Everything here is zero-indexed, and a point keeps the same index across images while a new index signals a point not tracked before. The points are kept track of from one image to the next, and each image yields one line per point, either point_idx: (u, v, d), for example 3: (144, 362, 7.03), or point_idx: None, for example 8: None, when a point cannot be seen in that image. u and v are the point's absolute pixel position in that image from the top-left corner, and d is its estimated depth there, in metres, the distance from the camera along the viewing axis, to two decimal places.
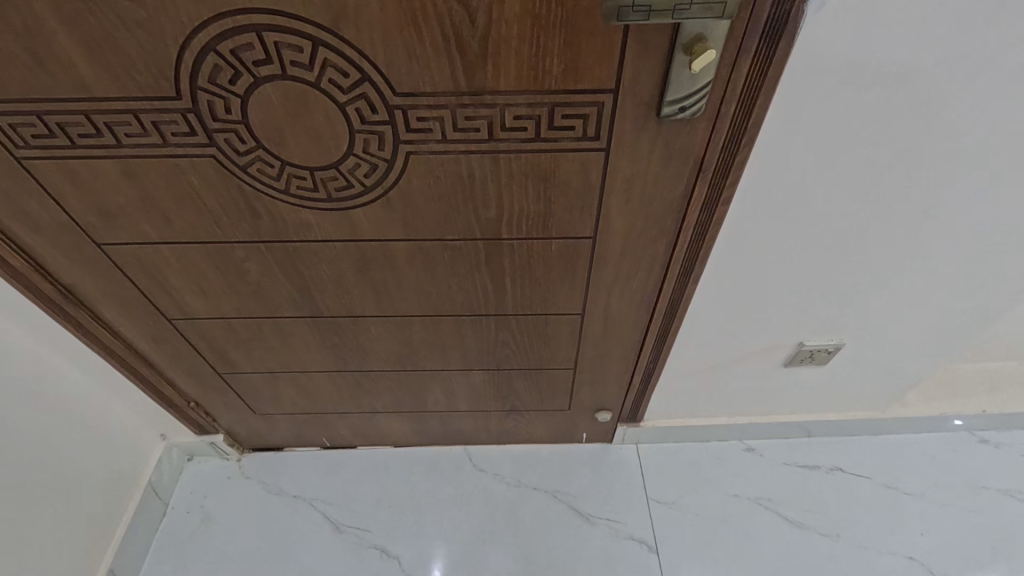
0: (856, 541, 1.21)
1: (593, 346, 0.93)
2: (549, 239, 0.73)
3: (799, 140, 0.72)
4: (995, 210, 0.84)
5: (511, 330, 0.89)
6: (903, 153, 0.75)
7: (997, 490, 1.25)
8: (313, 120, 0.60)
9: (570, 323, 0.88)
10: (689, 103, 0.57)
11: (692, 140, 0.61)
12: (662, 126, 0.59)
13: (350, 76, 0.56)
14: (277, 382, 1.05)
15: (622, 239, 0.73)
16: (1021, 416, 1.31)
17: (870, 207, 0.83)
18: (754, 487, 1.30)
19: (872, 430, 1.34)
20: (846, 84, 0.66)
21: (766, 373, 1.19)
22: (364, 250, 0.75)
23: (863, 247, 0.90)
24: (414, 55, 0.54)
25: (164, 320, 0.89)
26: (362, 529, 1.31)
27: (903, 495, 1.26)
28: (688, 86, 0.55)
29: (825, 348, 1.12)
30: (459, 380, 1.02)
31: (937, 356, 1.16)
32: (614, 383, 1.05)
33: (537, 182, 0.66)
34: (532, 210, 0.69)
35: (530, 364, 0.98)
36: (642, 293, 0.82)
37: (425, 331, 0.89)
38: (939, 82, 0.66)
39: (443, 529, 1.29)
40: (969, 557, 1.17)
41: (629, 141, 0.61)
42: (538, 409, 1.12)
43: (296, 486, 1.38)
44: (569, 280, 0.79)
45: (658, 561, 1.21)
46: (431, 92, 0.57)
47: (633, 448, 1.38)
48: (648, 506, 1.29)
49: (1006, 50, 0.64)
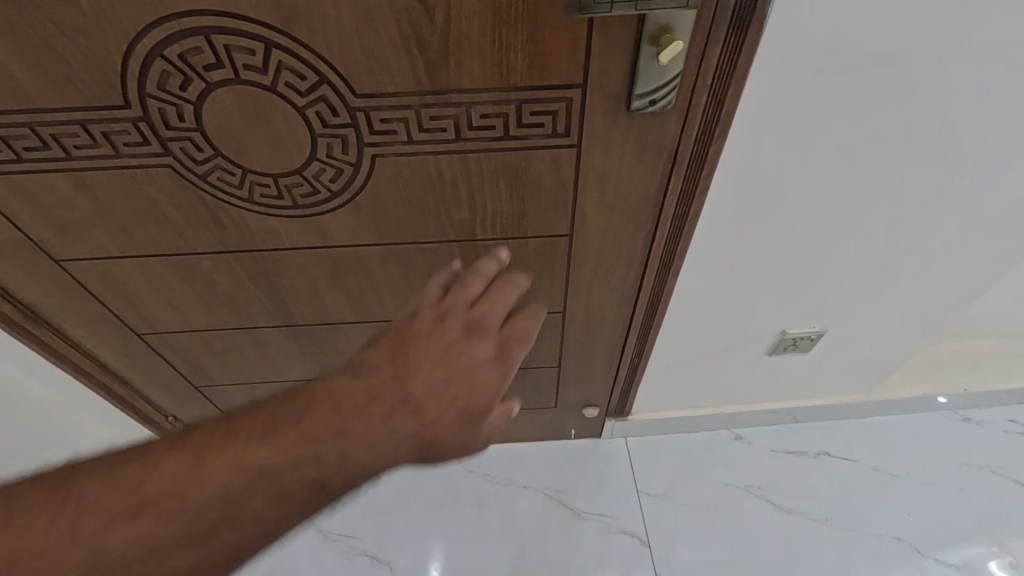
0: (842, 524, 1.22)
1: (576, 344, 0.92)
2: (525, 238, 0.72)
3: (772, 129, 0.72)
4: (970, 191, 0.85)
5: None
6: (877, 139, 0.75)
7: (982, 467, 1.26)
8: (272, 125, 0.58)
9: (551, 321, 0.87)
10: (659, 96, 0.56)
11: (663, 132, 0.60)
12: (633, 119, 0.58)
13: (307, 79, 0.54)
14: (257, 392, 1.03)
15: (598, 235, 0.72)
16: (1003, 392, 1.32)
17: (846, 193, 0.83)
18: (744, 475, 1.30)
19: (859, 414, 1.35)
20: (817, 72, 0.66)
21: (750, 361, 1.19)
22: (336, 256, 0.73)
23: (841, 233, 0.90)
24: (374, 54, 0.52)
25: (133, 335, 0.87)
26: (351, 537, 1.29)
27: (892, 477, 1.27)
28: (657, 79, 0.54)
29: (807, 336, 1.12)
30: None
31: (918, 337, 1.17)
32: (599, 380, 1.04)
33: (509, 180, 0.64)
34: (506, 210, 0.68)
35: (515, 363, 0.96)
36: (622, 288, 0.81)
37: None
38: (908, 66, 0.66)
39: (434, 532, 1.29)
40: (956, 535, 1.18)
41: (600, 136, 0.60)
42: (524, 408, 1.11)
43: None
44: (548, 278, 0.79)
45: (650, 553, 1.21)
46: (393, 93, 0.55)
47: (622, 441, 1.38)
48: (638, 500, 1.28)
49: (973, 33, 0.64)
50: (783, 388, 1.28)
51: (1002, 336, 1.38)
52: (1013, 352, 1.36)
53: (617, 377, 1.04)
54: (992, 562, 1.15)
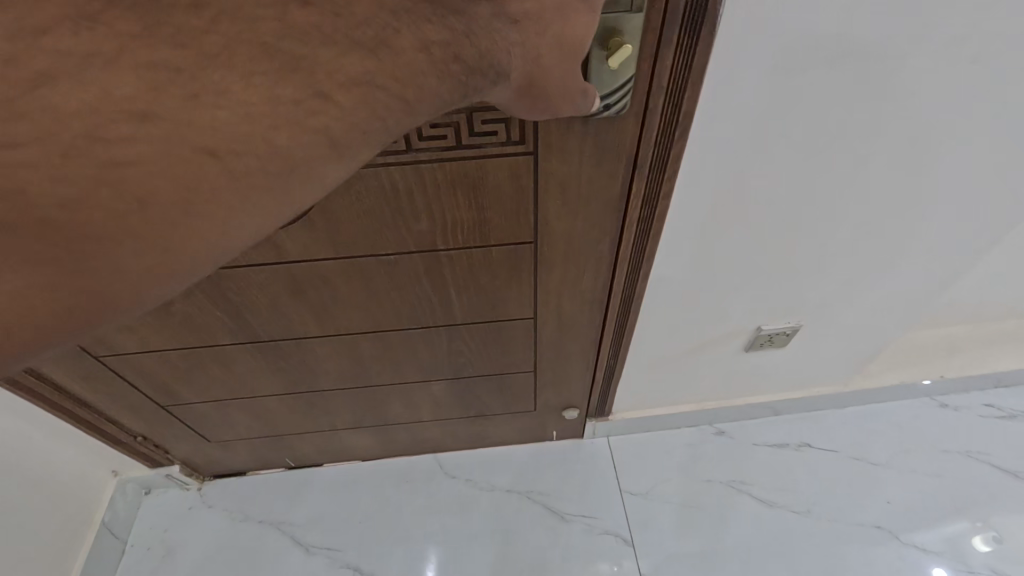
0: (825, 514, 1.22)
1: (550, 349, 0.91)
2: (488, 247, 0.70)
3: (734, 128, 0.71)
4: (934, 181, 0.85)
5: (464, 340, 0.87)
6: (841, 134, 0.75)
7: (959, 452, 1.28)
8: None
9: (524, 327, 0.86)
10: (612, 101, 0.55)
11: (622, 136, 0.59)
12: (589, 125, 0.57)
13: None
14: (227, 409, 1.01)
15: (564, 241, 0.71)
16: (977, 378, 1.34)
17: (813, 188, 0.83)
18: (726, 471, 1.30)
19: (838, 404, 1.36)
20: (775, 70, 0.65)
21: (727, 358, 1.20)
22: (295, 272, 0.71)
23: (810, 226, 0.90)
24: None
25: (91, 359, 0.84)
26: (333, 549, 1.27)
27: (871, 466, 1.28)
28: (611, 82, 0.53)
29: (782, 331, 1.13)
30: (419, 392, 0.99)
31: (894, 325, 1.18)
32: (577, 382, 1.03)
33: (468, 190, 0.63)
34: (467, 218, 0.66)
35: (490, 370, 0.95)
36: (592, 293, 0.80)
37: (374, 347, 0.86)
38: (866, 61, 0.66)
39: (417, 541, 1.27)
40: (932, 518, 1.19)
41: (557, 142, 0.59)
42: (503, 413, 1.10)
43: (261, 511, 1.34)
44: (517, 286, 0.77)
45: (634, 552, 1.20)
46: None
47: (604, 440, 1.38)
48: (621, 499, 1.28)
49: (930, 26, 0.64)
50: (762, 382, 1.29)
51: (974, 323, 1.40)
52: (985, 337, 1.38)
53: (595, 379, 1.04)
54: (975, 538, 1.16)
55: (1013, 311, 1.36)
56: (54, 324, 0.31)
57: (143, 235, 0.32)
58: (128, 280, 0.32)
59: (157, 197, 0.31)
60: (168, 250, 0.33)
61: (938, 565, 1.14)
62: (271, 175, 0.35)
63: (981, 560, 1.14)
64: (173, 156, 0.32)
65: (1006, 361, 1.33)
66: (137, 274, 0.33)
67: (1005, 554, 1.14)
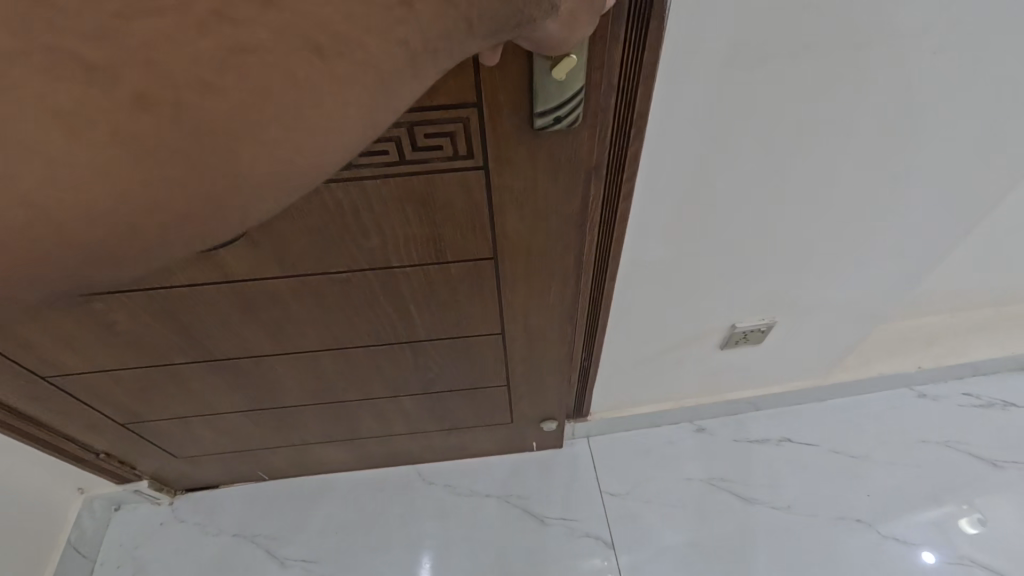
0: (806, 509, 1.21)
1: (520, 362, 0.88)
2: (445, 264, 0.67)
3: (692, 123, 0.70)
4: (902, 176, 0.84)
5: (430, 355, 0.84)
6: (803, 130, 0.74)
7: (937, 442, 1.28)
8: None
9: (491, 342, 0.83)
10: (563, 112, 0.51)
11: (578, 148, 0.55)
12: (540, 138, 0.54)
13: None
14: (190, 425, 0.97)
15: (524, 256, 0.68)
16: (955, 368, 1.33)
17: (779, 185, 0.81)
18: (707, 468, 1.29)
19: (817, 397, 1.35)
20: (729, 63, 0.64)
21: (704, 356, 1.19)
22: (244, 290, 0.67)
23: (779, 223, 0.88)
24: None
25: (39, 381, 0.80)
26: (309, 561, 1.24)
27: (850, 458, 1.28)
28: (557, 95, 0.49)
29: (758, 328, 1.12)
30: (389, 406, 0.95)
31: (873, 317, 1.17)
32: (552, 394, 1.00)
33: (417, 207, 0.59)
34: (419, 234, 0.63)
35: (461, 383, 0.92)
36: (559, 306, 0.77)
37: (336, 363, 0.82)
38: (824, 52, 0.65)
39: (396, 551, 1.24)
40: (912, 508, 1.19)
41: (508, 156, 0.55)
42: (477, 425, 1.07)
43: (235, 524, 1.30)
44: (479, 301, 0.74)
45: (615, 554, 1.19)
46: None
47: (583, 441, 1.36)
48: (602, 500, 1.26)
49: (886, 15, 0.62)
50: (741, 377, 1.28)
51: (950, 313, 1.40)
52: (961, 327, 1.38)
53: (568, 390, 1.01)
54: (962, 520, 1.17)
55: (989, 300, 1.36)
56: (160, 226, 0.28)
57: (256, 140, 0.27)
58: (234, 188, 0.29)
59: (270, 96, 0.27)
60: (281, 156, 0.29)
61: (925, 551, 1.14)
62: (379, 81, 0.30)
63: (963, 545, 1.14)
64: (284, 53, 0.26)
65: (983, 350, 1.34)
66: (243, 180, 0.28)
67: (986, 537, 1.15)
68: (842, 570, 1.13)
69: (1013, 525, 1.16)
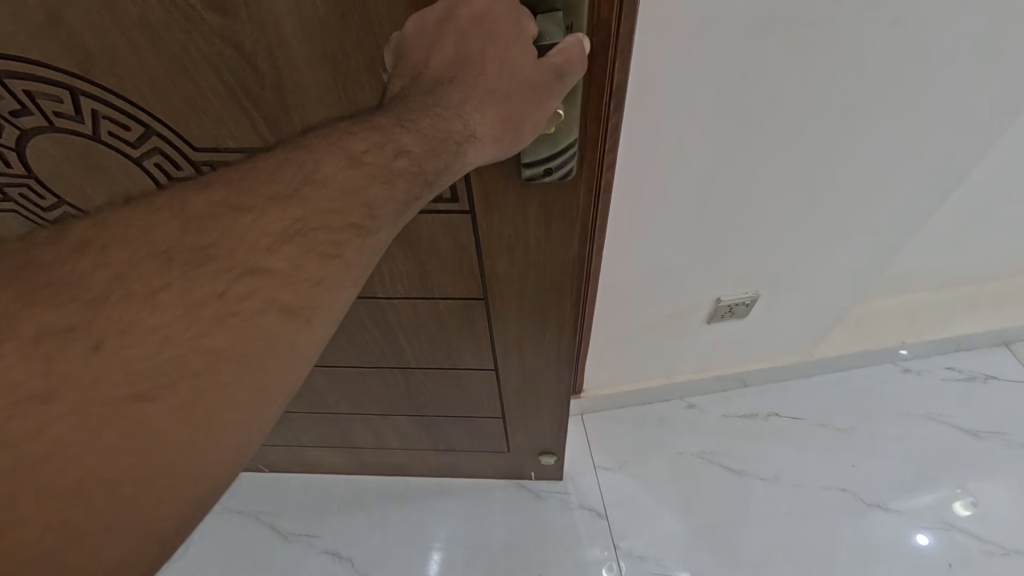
0: (792, 480, 1.23)
1: (517, 400, 0.84)
2: (434, 298, 0.64)
3: (666, 94, 0.74)
4: (870, 147, 0.87)
5: (422, 381, 0.81)
6: (770, 102, 0.77)
7: (920, 415, 1.29)
8: (110, 175, 0.55)
9: (483, 377, 0.79)
10: (555, 164, 0.46)
11: (572, 204, 0.51)
12: (530, 187, 0.49)
13: (133, 129, 0.50)
14: None
15: (516, 299, 0.63)
16: (940, 341, 1.33)
17: (750, 156, 0.85)
18: (699, 441, 1.30)
19: (805, 373, 1.35)
20: (698, 37, 0.68)
21: (689, 331, 1.20)
22: None
23: (754, 197, 0.92)
24: (201, 107, 0.47)
25: None
26: (312, 535, 1.26)
27: (835, 431, 1.29)
28: (547, 146, 0.45)
29: (742, 301, 1.13)
30: (384, 423, 0.94)
31: (852, 292, 1.16)
32: (552, 435, 0.94)
33: (402, 242, 0.56)
34: (406, 268, 0.59)
35: (457, 410, 0.89)
36: (556, 345, 0.72)
37: (327, 378, 0.80)
38: (786, 27, 0.68)
39: (390, 535, 1.25)
40: (903, 489, 1.20)
41: (495, 204, 0.51)
42: (473, 450, 1.02)
43: (240, 500, 1.31)
44: (470, 336, 0.70)
45: (607, 525, 1.21)
46: (237, 150, 0.51)
47: (577, 418, 1.36)
48: (595, 474, 1.28)
49: None
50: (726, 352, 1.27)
51: (943, 290, 1.37)
52: (949, 300, 1.37)
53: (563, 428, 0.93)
54: (955, 503, 1.18)
55: (975, 276, 1.34)
56: None
57: (100, 514, 0.29)
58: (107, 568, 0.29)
59: (95, 474, 0.29)
60: (140, 513, 0.30)
61: (919, 531, 1.15)
62: (239, 364, 0.32)
63: (956, 525, 1.16)
64: (94, 426, 0.29)
65: (966, 324, 1.33)
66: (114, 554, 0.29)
67: (977, 519, 1.16)
68: (836, 552, 1.15)
69: (1003, 505, 1.17)
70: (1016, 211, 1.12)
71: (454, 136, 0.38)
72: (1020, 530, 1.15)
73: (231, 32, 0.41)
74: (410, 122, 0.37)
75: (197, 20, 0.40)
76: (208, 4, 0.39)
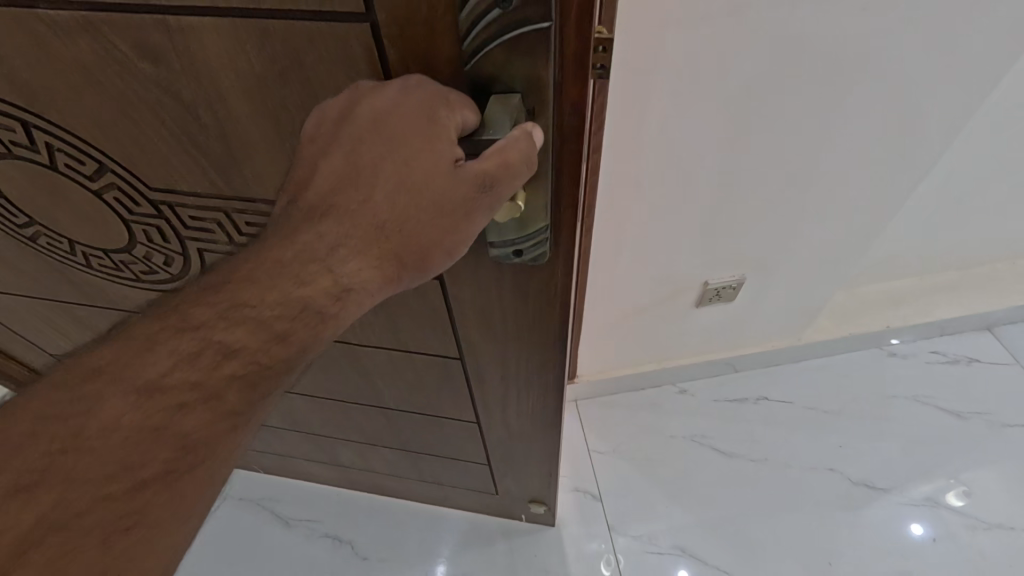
0: (783, 461, 1.24)
1: (501, 452, 0.79)
2: (410, 352, 0.60)
3: (647, 84, 0.72)
4: (861, 133, 0.85)
5: (402, 422, 0.78)
6: (754, 89, 0.75)
7: (907, 397, 1.31)
8: (74, 203, 0.53)
9: (465, 428, 0.75)
10: (526, 246, 0.39)
11: (551, 285, 0.44)
12: (502, 267, 0.42)
13: (87, 164, 0.47)
14: None
15: (499, 368, 0.58)
16: (929, 323, 1.33)
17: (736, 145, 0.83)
18: (692, 423, 1.31)
19: (795, 357, 1.35)
20: (677, 25, 0.66)
21: (679, 316, 1.18)
22: None
23: (742, 186, 0.90)
24: (149, 150, 0.44)
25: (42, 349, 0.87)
26: (313, 520, 1.27)
27: (824, 414, 1.30)
28: (513, 229, 0.38)
29: (729, 286, 1.11)
30: (370, 451, 0.92)
31: (838, 280, 1.15)
32: (540, 483, 0.90)
33: None
34: (375, 321, 0.56)
35: (442, 452, 0.85)
36: (543, 415, 0.66)
37: (309, 402, 0.79)
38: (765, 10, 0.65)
39: (384, 531, 1.24)
40: (896, 478, 1.20)
41: (464, 277, 0.45)
42: (459, 486, 0.99)
43: (241, 488, 1.32)
44: (448, 389, 0.65)
45: (602, 507, 1.22)
46: (191, 193, 0.48)
47: (572, 404, 1.36)
48: (591, 458, 1.28)
49: None
50: (714, 338, 1.27)
51: (933, 274, 1.37)
52: (940, 284, 1.36)
53: (553, 481, 0.88)
54: (949, 492, 1.18)
55: (959, 261, 1.34)
56: None
57: None
58: None
59: None
60: None
61: (914, 522, 1.15)
62: None
63: (953, 517, 1.16)
64: None
65: (955, 307, 1.33)
66: None
67: (971, 511, 1.16)
68: (833, 542, 1.15)
69: (995, 493, 1.18)
70: (1001, 198, 1.11)
71: (332, 282, 0.32)
72: (1012, 516, 1.15)
73: (167, 81, 0.37)
74: (244, 309, 0.32)
75: (132, 68, 0.37)
76: (138, 52, 0.36)
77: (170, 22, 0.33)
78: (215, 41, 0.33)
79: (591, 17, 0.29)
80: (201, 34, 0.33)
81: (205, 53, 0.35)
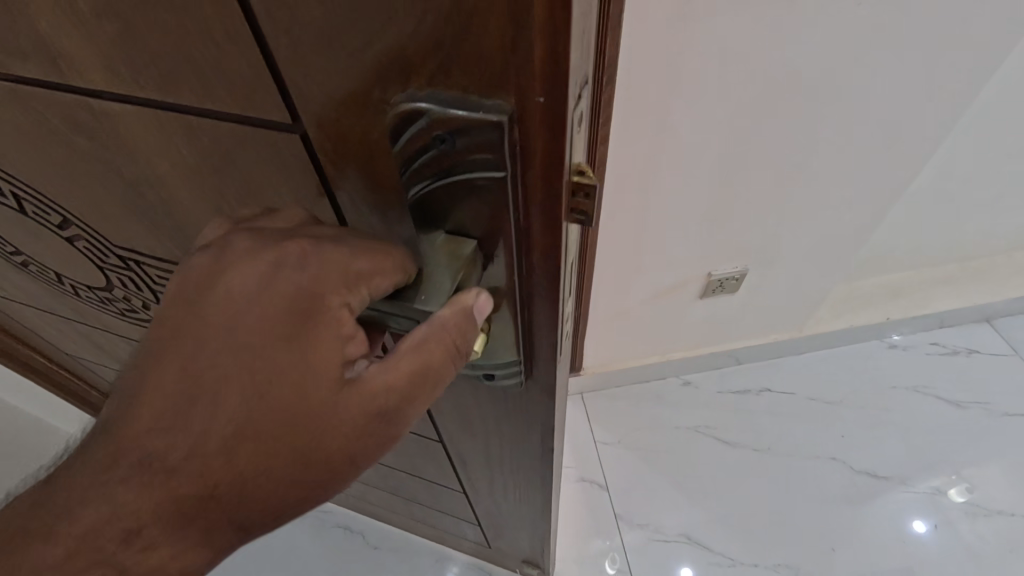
0: (786, 450, 1.25)
1: (489, 515, 0.77)
2: None
3: (648, 78, 0.69)
4: (862, 134, 0.83)
5: (393, 472, 0.77)
6: (757, 82, 0.71)
7: (907, 388, 1.30)
8: (50, 244, 0.52)
9: (452, 491, 0.74)
10: (497, 372, 0.37)
11: (527, 399, 0.40)
12: (472, 379, 0.40)
13: (54, 216, 0.45)
14: None
15: (485, 460, 0.56)
16: (930, 312, 1.31)
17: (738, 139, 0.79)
18: (696, 415, 1.31)
19: (796, 349, 1.34)
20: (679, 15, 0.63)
21: (680, 309, 1.16)
22: None
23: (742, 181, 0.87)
24: (105, 211, 0.41)
25: (50, 349, 0.87)
26: (321, 511, 1.28)
27: (826, 405, 1.29)
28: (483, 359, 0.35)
29: (731, 277, 1.09)
30: (365, 487, 0.91)
31: (836, 275, 1.14)
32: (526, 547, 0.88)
33: None
34: None
35: (433, 505, 0.84)
36: (532, 504, 0.64)
37: None
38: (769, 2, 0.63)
39: (387, 536, 1.24)
40: (899, 470, 1.20)
41: None
42: (451, 533, 0.98)
43: None
44: (430, 454, 0.63)
45: (609, 496, 1.22)
46: (153, 255, 0.46)
47: (577, 396, 1.36)
48: (595, 447, 1.29)
49: None
50: (715, 332, 1.26)
51: (935, 267, 1.35)
52: (941, 276, 1.35)
53: (545, 549, 0.86)
54: (950, 489, 1.18)
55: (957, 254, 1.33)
56: None
57: None
58: None
59: None
60: None
61: (916, 518, 1.15)
62: None
63: (954, 511, 1.15)
64: None
65: (956, 298, 1.32)
66: None
67: (972, 504, 1.16)
68: (836, 536, 1.14)
69: (996, 491, 1.17)
70: (1001, 191, 1.09)
71: (185, 508, 0.28)
72: (1012, 514, 1.14)
73: (104, 156, 0.34)
74: None
75: (67, 139, 0.34)
76: (69, 127, 0.32)
77: (93, 106, 0.29)
78: (141, 129, 0.29)
79: (562, 166, 0.23)
80: (125, 120, 0.29)
81: (134, 138, 0.31)
